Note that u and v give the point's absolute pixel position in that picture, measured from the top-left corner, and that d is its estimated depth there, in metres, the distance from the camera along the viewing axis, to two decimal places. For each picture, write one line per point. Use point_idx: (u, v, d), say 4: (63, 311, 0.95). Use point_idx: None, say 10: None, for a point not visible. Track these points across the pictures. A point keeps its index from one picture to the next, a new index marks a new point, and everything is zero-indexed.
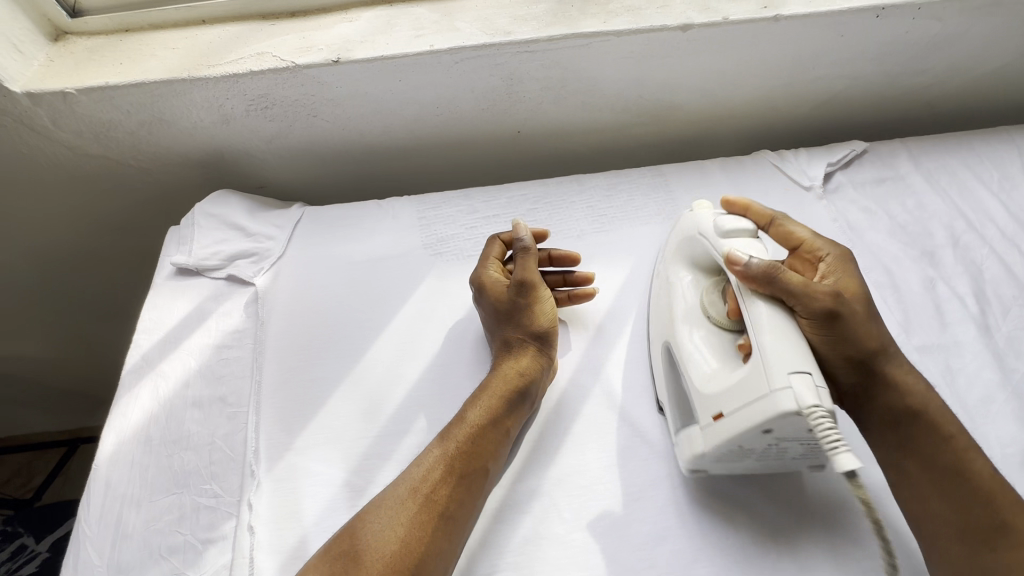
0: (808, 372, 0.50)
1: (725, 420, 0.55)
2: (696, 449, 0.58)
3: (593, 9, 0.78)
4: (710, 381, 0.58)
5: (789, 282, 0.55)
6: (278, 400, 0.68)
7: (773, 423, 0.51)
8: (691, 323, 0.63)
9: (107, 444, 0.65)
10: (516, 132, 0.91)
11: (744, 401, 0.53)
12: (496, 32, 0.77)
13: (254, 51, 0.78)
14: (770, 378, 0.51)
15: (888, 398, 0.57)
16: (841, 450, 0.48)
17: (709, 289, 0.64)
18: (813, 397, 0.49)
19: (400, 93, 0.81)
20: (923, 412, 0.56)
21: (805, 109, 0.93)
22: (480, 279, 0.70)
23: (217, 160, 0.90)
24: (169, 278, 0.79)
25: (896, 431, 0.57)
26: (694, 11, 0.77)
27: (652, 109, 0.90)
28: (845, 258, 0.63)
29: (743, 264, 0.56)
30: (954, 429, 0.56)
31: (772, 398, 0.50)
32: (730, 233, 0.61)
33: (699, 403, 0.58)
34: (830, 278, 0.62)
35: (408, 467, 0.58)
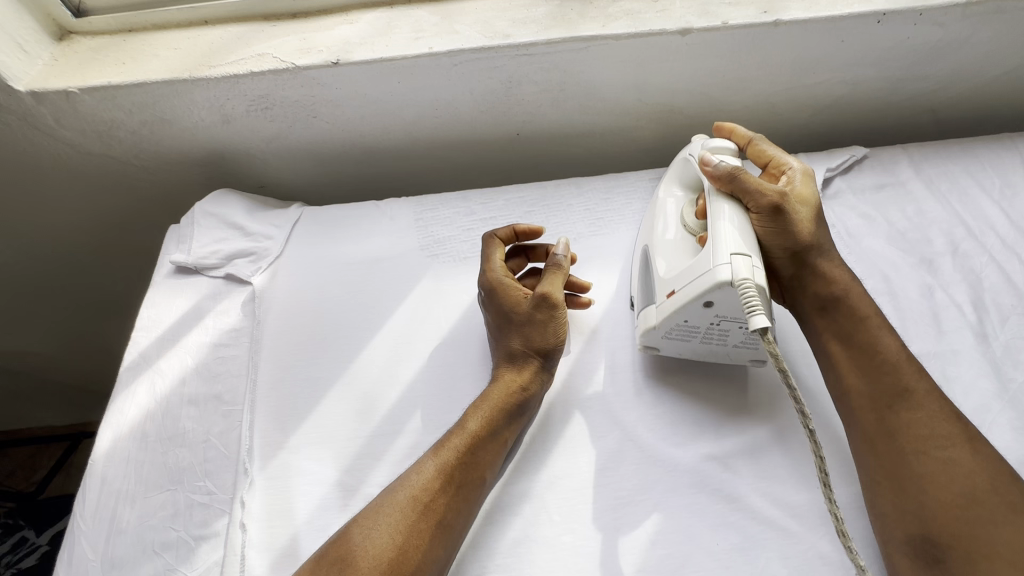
0: (749, 257, 0.58)
1: (675, 296, 0.61)
2: (648, 325, 0.65)
3: (592, 13, 0.78)
4: (672, 269, 0.64)
5: (746, 182, 0.62)
6: (273, 398, 0.68)
7: (711, 293, 0.58)
8: (664, 226, 0.69)
9: (103, 440, 0.66)
10: (515, 135, 0.91)
11: (692, 277, 0.60)
12: (495, 35, 0.77)
13: (254, 52, 0.78)
14: (715, 257, 0.58)
15: (815, 287, 0.64)
16: (755, 312, 0.54)
17: (688, 204, 0.69)
18: (747, 272, 0.56)
19: (399, 95, 0.82)
20: (860, 323, 0.61)
21: (806, 113, 0.93)
22: (490, 285, 0.69)
23: (218, 159, 0.90)
24: (168, 276, 0.79)
25: (828, 317, 0.63)
26: (694, 15, 0.77)
27: (651, 112, 0.90)
28: (806, 171, 0.69)
29: (711, 165, 0.64)
30: (868, 312, 0.62)
31: (712, 271, 0.57)
32: (714, 149, 0.66)
33: (658, 285, 0.65)
34: (792, 184, 0.67)
35: (404, 475, 0.58)
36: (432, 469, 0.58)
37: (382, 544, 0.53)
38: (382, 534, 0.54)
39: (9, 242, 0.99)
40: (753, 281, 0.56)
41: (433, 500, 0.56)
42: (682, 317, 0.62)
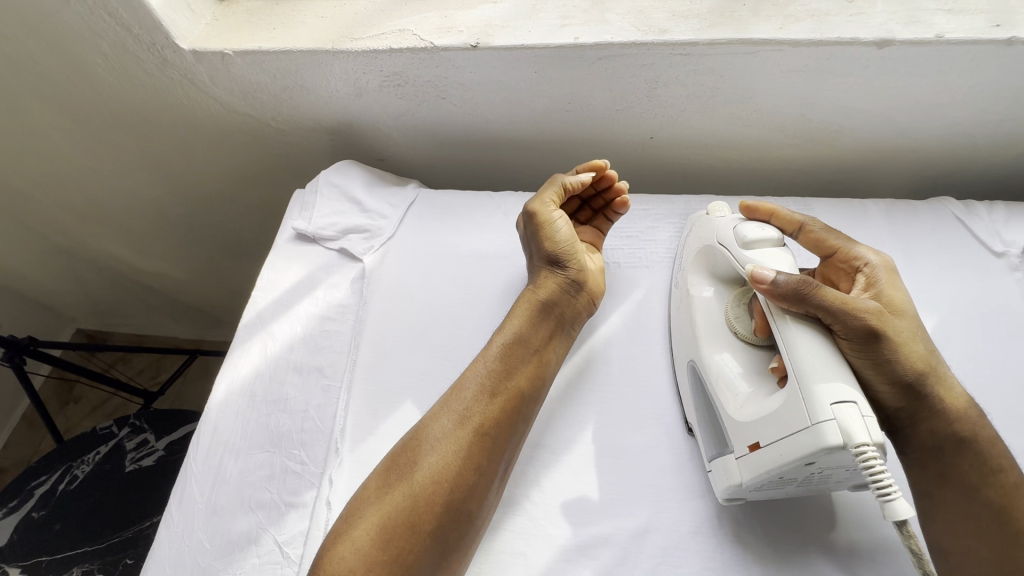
0: (852, 401, 0.45)
1: (762, 451, 0.50)
2: (731, 484, 0.53)
3: (768, 10, 0.68)
4: (745, 407, 0.53)
5: (824, 298, 0.49)
6: (370, 382, 0.69)
7: (815, 458, 0.45)
8: (714, 340, 0.59)
9: (218, 390, 0.71)
10: (648, 139, 0.83)
11: (782, 433, 0.48)
12: (649, 29, 0.69)
13: (396, 28, 0.76)
14: (812, 410, 0.46)
15: (933, 425, 0.51)
16: (893, 495, 0.43)
17: (732, 304, 0.60)
18: (862, 432, 0.44)
19: (534, 84, 0.77)
20: (990, 477, 0.50)
21: (1013, 152, 0.76)
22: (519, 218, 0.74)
23: (345, 129, 0.91)
24: (289, 241, 0.83)
25: (942, 462, 0.51)
26: (898, 23, 0.64)
27: (812, 132, 0.78)
28: (888, 265, 0.56)
29: (769, 283, 0.50)
30: (1003, 465, 0.50)
31: (814, 431, 0.45)
32: (752, 243, 0.57)
33: (732, 431, 0.54)
34: (875, 286, 0.55)
35: (448, 396, 0.59)
36: (475, 386, 0.59)
37: (437, 459, 0.55)
38: (440, 438, 0.56)
39: (160, 180, 1.09)
40: (872, 445, 0.43)
41: (468, 410, 0.57)
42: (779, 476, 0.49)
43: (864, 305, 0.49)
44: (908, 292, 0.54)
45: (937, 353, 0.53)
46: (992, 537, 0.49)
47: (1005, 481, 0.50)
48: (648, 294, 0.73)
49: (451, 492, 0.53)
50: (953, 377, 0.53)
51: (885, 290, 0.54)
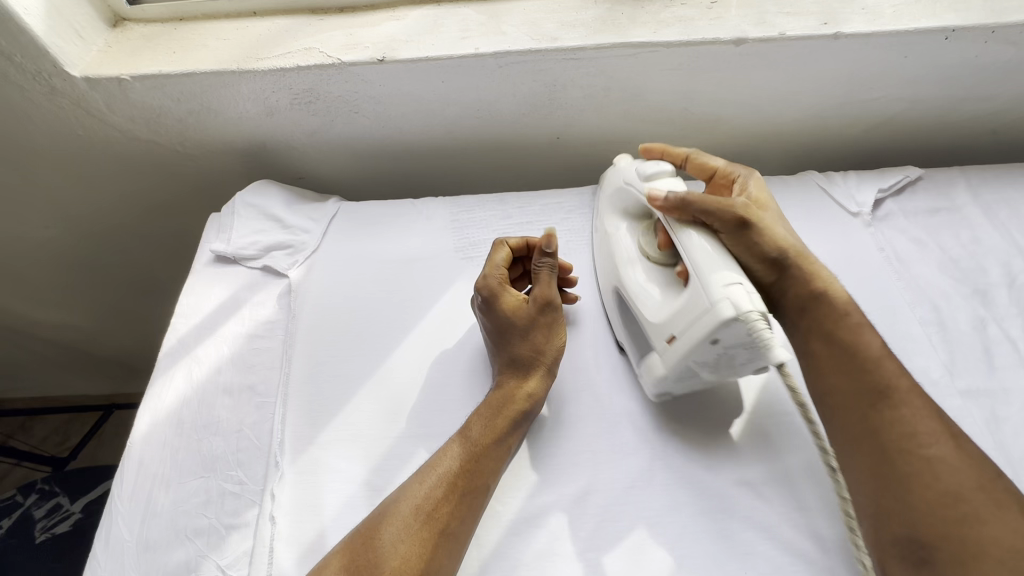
0: (737, 280, 0.55)
1: (677, 342, 0.58)
2: (657, 376, 0.61)
3: (643, 17, 0.77)
4: (660, 309, 0.61)
5: (704, 204, 0.60)
6: (305, 393, 0.69)
7: (716, 333, 0.54)
8: (629, 264, 0.67)
9: (141, 423, 0.68)
10: (555, 139, 0.90)
11: (688, 320, 0.57)
12: (542, 38, 0.76)
13: (302, 46, 0.79)
14: (709, 293, 0.55)
15: (798, 288, 0.64)
16: (772, 345, 0.54)
17: (643, 233, 0.68)
18: (747, 302, 0.53)
19: (443, 94, 0.81)
20: (843, 325, 0.61)
21: (858, 129, 0.89)
22: (491, 290, 0.67)
23: (259, 149, 0.91)
24: (208, 265, 0.81)
25: (813, 318, 0.63)
26: (749, 25, 0.75)
27: (695, 122, 0.88)
28: (753, 174, 0.69)
29: (662, 198, 0.62)
30: (849, 311, 0.62)
31: (713, 309, 0.54)
32: (652, 176, 0.65)
33: (651, 331, 0.62)
34: (746, 192, 0.68)
35: (413, 483, 0.58)
36: (457, 457, 0.59)
37: (398, 553, 0.53)
38: (393, 543, 0.54)
39: (57, 219, 1.02)
40: (756, 309, 0.53)
41: (429, 502, 0.56)
42: (695, 360, 0.58)
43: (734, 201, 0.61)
44: (771, 192, 0.67)
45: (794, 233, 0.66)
46: (849, 370, 0.59)
47: (852, 322, 0.62)
48: None
49: (433, 562, 0.54)
50: (806, 250, 0.66)
51: (753, 190, 0.67)
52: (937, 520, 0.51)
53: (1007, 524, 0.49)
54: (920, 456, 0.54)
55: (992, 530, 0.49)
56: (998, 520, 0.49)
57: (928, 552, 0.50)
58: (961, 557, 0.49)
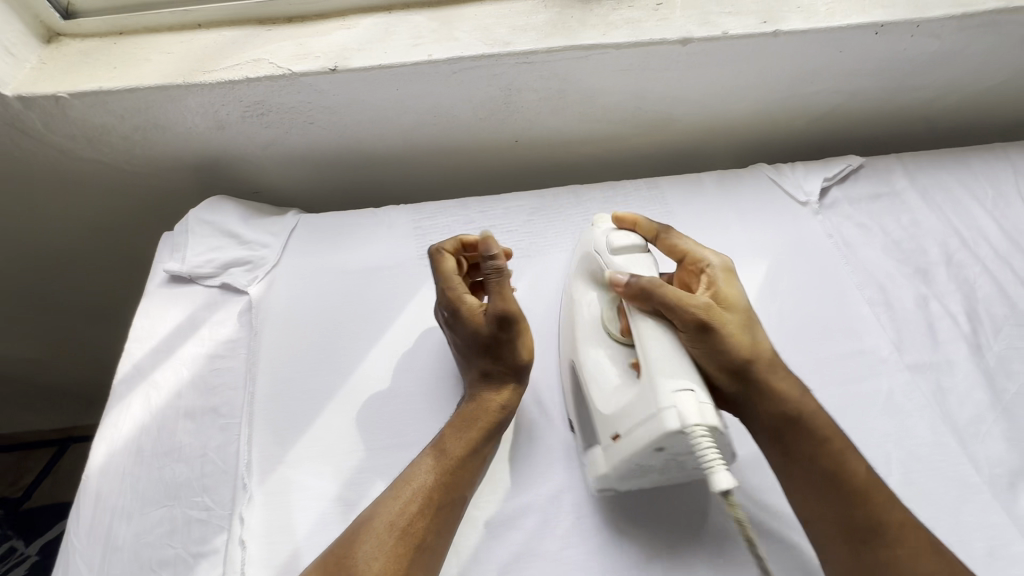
0: (691, 387, 0.53)
1: (622, 441, 0.56)
2: (598, 473, 0.59)
3: (592, 20, 0.79)
4: (611, 400, 0.59)
5: (664, 296, 0.57)
6: (271, 411, 0.68)
7: (661, 441, 0.53)
8: (591, 343, 0.63)
9: (98, 454, 0.65)
10: (514, 142, 0.91)
11: (641, 420, 0.54)
12: (495, 43, 0.77)
13: (250, 57, 0.77)
14: (658, 397, 0.53)
15: (767, 408, 0.59)
16: (716, 468, 0.49)
17: (608, 307, 0.65)
18: (695, 414, 0.51)
19: (398, 101, 0.81)
20: (819, 444, 0.57)
21: (803, 122, 0.93)
22: (451, 305, 0.64)
23: (212, 165, 0.89)
24: (162, 286, 0.78)
25: (781, 440, 0.58)
26: (694, 25, 0.78)
27: (649, 120, 0.90)
28: (727, 265, 0.65)
29: (623, 283, 0.59)
30: (829, 432, 0.58)
31: (657, 416, 0.52)
32: (622, 248, 0.64)
33: (599, 423, 0.59)
34: (714, 285, 0.63)
35: (389, 497, 0.56)
36: (430, 477, 0.57)
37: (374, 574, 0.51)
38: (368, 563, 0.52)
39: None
40: (704, 425, 0.51)
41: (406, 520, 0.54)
42: (637, 462, 0.56)
43: (698, 302, 0.58)
44: (742, 290, 0.62)
45: (766, 342, 0.62)
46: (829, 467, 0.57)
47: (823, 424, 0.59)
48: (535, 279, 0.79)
49: None
50: (768, 349, 0.61)
51: (722, 287, 0.62)
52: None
53: None
54: (905, 551, 0.53)
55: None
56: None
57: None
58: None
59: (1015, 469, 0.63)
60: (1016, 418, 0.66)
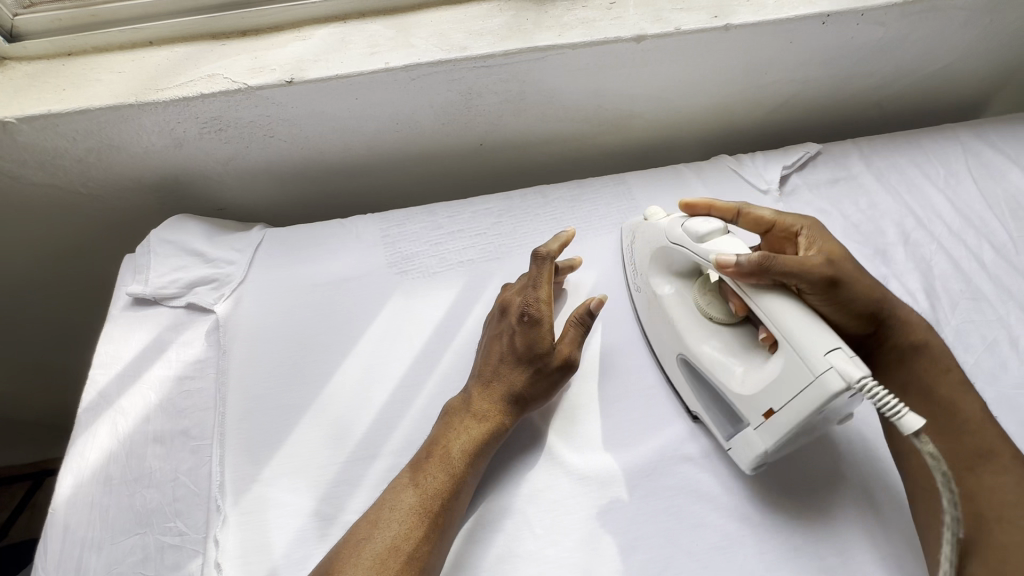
0: (838, 345, 0.52)
1: (777, 416, 0.55)
2: (756, 454, 0.58)
3: (548, 22, 0.79)
4: (745, 381, 0.58)
5: (782, 265, 0.56)
6: (243, 430, 0.67)
7: (827, 407, 0.51)
8: (695, 333, 0.64)
9: (63, 486, 0.63)
10: (479, 145, 0.91)
11: (794, 394, 0.53)
12: (452, 48, 0.77)
13: (204, 73, 0.76)
14: (810, 364, 0.52)
15: (896, 338, 0.61)
16: (901, 411, 0.47)
17: (699, 293, 0.66)
18: (857, 369, 0.50)
19: (358, 110, 0.81)
20: (942, 380, 0.60)
21: (761, 112, 0.95)
22: (538, 314, 0.66)
23: (173, 183, 0.87)
24: (126, 309, 0.76)
25: (907, 369, 0.61)
26: (647, 22, 0.79)
27: (611, 118, 0.91)
28: (818, 225, 0.65)
29: (733, 264, 0.57)
30: (949, 366, 0.61)
31: (818, 381, 0.51)
32: (706, 236, 0.62)
33: (741, 404, 0.59)
34: (814, 245, 0.63)
35: (384, 516, 0.56)
36: (415, 502, 0.57)
37: None
38: None
39: None
40: (870, 378, 0.49)
41: (403, 541, 0.55)
42: (798, 432, 0.55)
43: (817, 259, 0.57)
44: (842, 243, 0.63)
45: (879, 282, 0.63)
46: (929, 401, 0.59)
47: (929, 351, 0.61)
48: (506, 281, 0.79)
49: None
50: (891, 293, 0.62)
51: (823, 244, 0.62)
52: (1013, 553, 0.50)
53: None
54: (987, 485, 0.54)
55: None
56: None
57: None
58: None
59: None
60: (974, 388, 0.68)
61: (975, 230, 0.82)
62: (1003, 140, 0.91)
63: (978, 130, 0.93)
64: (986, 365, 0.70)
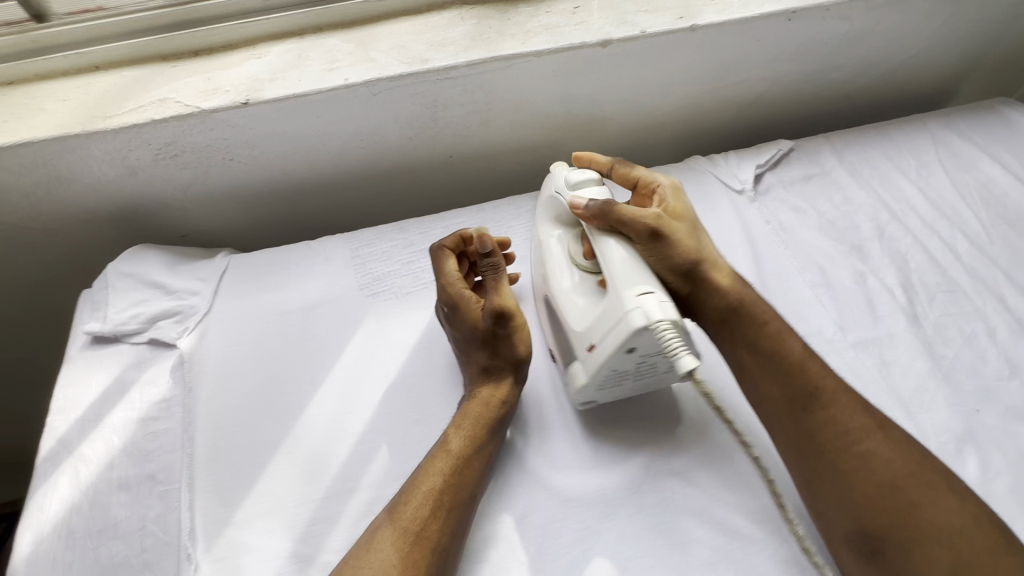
0: (651, 288, 0.56)
1: (596, 350, 0.58)
2: (580, 386, 0.61)
3: (511, 30, 0.77)
4: (583, 318, 0.61)
5: (618, 212, 0.60)
6: (213, 471, 0.64)
7: (630, 343, 0.55)
8: (559, 272, 0.65)
9: (22, 544, 0.60)
10: (449, 157, 0.89)
11: (606, 329, 0.57)
12: (412, 60, 0.75)
13: (155, 98, 0.73)
14: (620, 304, 0.55)
15: (714, 300, 0.64)
16: (679, 354, 0.53)
17: (573, 240, 0.66)
18: (658, 311, 0.54)
19: (320, 129, 0.78)
20: (764, 331, 0.63)
21: (732, 111, 0.94)
22: (450, 299, 0.66)
23: (130, 213, 0.84)
24: (85, 349, 0.73)
25: (731, 329, 0.64)
26: (612, 26, 0.77)
27: (582, 123, 0.89)
28: (675, 185, 0.68)
29: (582, 206, 0.62)
30: (768, 319, 0.63)
31: (623, 319, 0.55)
32: (579, 184, 0.65)
33: (575, 338, 0.61)
34: (664, 202, 0.66)
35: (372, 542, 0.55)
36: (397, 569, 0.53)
37: None
38: None
39: None
40: (666, 321, 0.53)
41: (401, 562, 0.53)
42: (614, 368, 0.58)
43: (649, 212, 0.61)
44: (690, 203, 0.66)
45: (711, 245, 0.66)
46: (777, 370, 0.61)
47: (775, 326, 0.63)
48: None
49: None
50: (722, 260, 0.66)
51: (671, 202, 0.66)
52: (886, 511, 0.54)
53: (941, 505, 0.53)
54: (853, 451, 0.57)
55: (929, 512, 0.53)
56: (931, 500, 0.53)
57: (880, 545, 0.53)
58: (909, 543, 0.52)
59: (961, 434, 0.64)
60: (955, 382, 0.68)
61: (949, 221, 0.82)
62: (971, 129, 0.91)
63: (946, 120, 0.93)
64: (966, 359, 0.70)
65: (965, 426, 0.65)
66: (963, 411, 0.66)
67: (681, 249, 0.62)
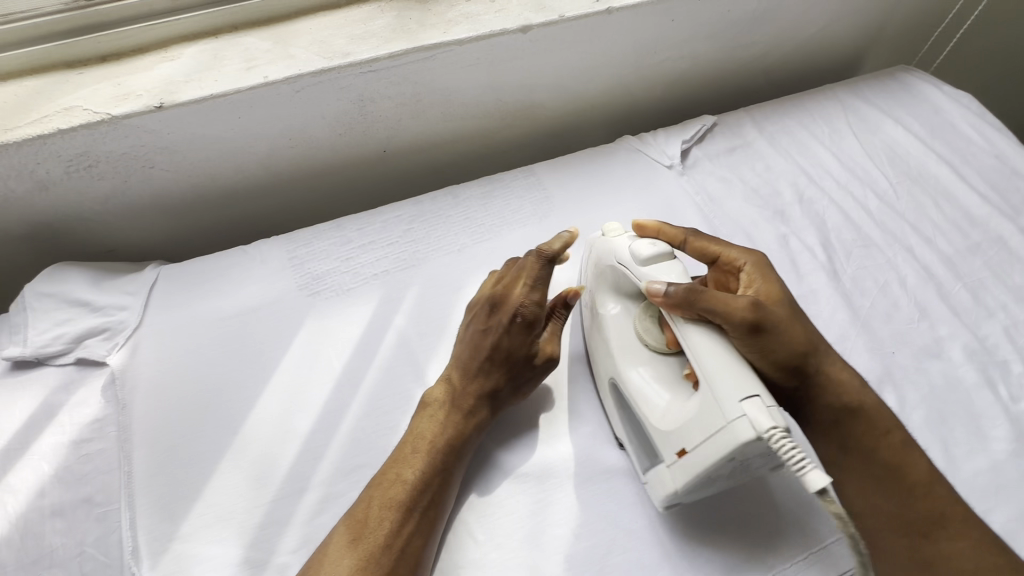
0: (757, 395, 0.49)
1: (689, 457, 0.53)
2: (669, 491, 0.55)
3: (431, 20, 0.78)
4: (666, 416, 0.56)
5: (710, 301, 0.54)
6: (156, 487, 0.62)
7: (733, 454, 0.49)
8: (624, 357, 0.62)
9: None
10: (382, 152, 0.88)
11: (706, 435, 0.51)
12: (333, 55, 0.74)
13: (59, 107, 0.69)
14: (725, 409, 0.49)
15: (826, 398, 0.58)
16: (807, 469, 0.45)
17: (641, 319, 0.63)
18: (768, 419, 0.47)
19: (244, 130, 0.76)
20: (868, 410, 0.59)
21: (657, 90, 0.97)
22: (533, 316, 0.64)
23: (46, 230, 0.80)
24: (4, 375, 0.69)
25: (840, 431, 0.59)
26: (531, 12, 0.78)
27: (513, 110, 0.90)
28: (762, 262, 0.63)
29: (662, 293, 0.56)
30: (891, 427, 0.58)
31: (729, 429, 0.49)
32: (650, 259, 0.60)
33: (658, 439, 0.57)
34: (751, 286, 0.62)
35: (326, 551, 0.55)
36: (354, 568, 0.53)
37: None
38: None
39: None
40: (779, 429, 0.47)
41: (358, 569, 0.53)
42: (709, 475, 0.52)
43: (744, 301, 0.55)
44: (782, 285, 0.61)
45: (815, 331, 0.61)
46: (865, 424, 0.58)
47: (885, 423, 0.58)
48: (424, 286, 0.77)
49: None
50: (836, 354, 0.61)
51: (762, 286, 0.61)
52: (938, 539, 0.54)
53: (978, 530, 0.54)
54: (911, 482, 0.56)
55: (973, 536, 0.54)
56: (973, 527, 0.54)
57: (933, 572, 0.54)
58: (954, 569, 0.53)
59: (879, 375, 0.69)
60: (872, 329, 0.73)
61: (860, 182, 0.87)
62: (874, 95, 0.98)
63: (853, 88, 0.99)
64: (880, 306, 0.75)
65: (882, 368, 0.70)
66: (880, 354, 0.71)
67: (783, 346, 0.56)
